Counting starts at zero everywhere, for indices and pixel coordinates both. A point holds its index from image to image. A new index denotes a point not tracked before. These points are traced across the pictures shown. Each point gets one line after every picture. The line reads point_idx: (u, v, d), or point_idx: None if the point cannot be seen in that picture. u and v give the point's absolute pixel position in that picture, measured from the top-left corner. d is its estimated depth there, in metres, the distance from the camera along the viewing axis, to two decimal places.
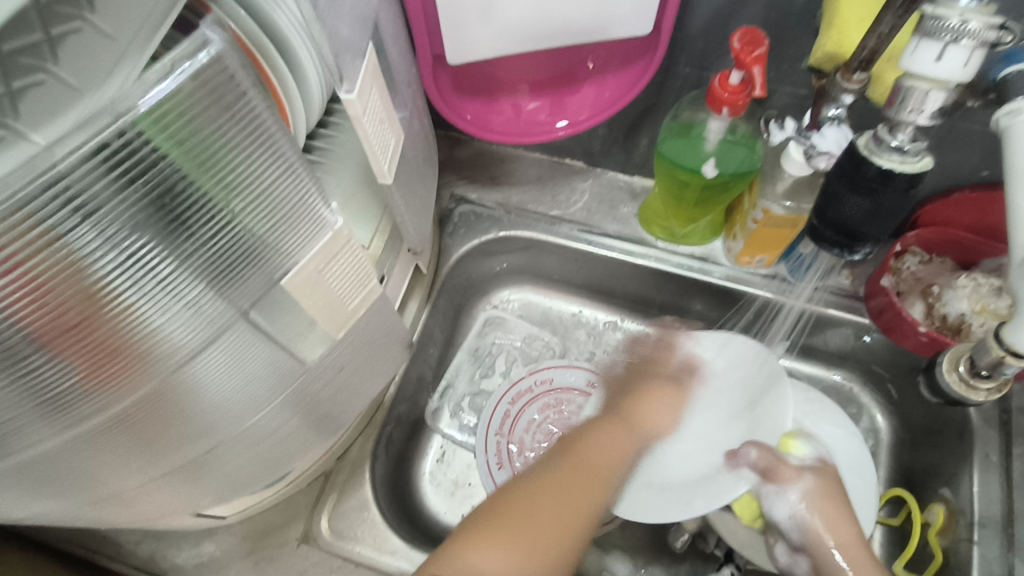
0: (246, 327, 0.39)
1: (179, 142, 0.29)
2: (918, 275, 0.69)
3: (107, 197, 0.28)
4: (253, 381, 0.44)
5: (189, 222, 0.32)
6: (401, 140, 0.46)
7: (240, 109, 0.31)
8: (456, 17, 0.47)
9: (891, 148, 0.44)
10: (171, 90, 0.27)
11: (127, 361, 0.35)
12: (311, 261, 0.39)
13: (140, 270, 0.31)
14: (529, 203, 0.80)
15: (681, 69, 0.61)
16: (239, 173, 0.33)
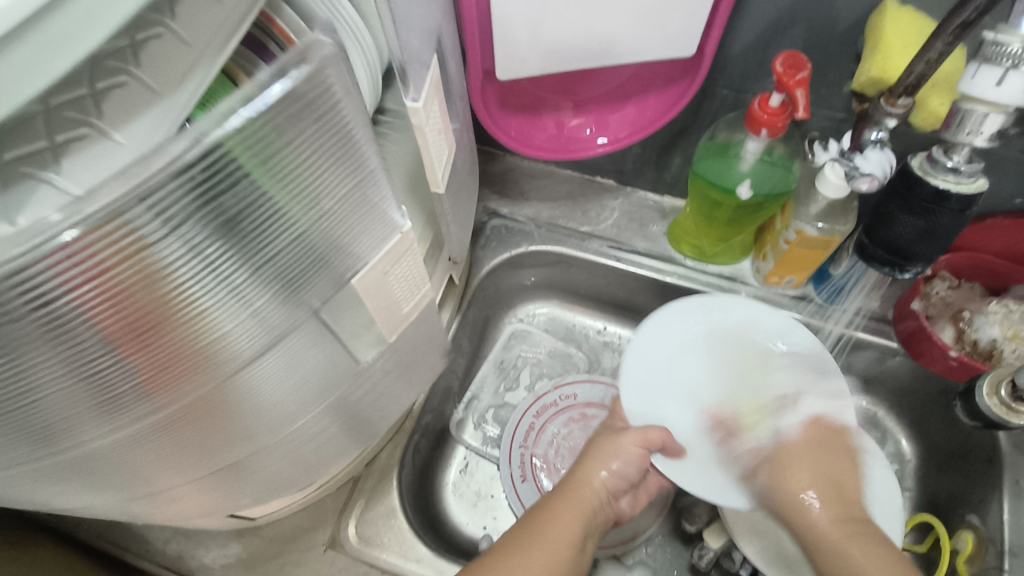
0: (310, 327, 0.41)
1: (264, 156, 0.30)
2: (947, 300, 0.69)
3: (191, 211, 0.29)
4: (309, 382, 0.45)
5: (276, 224, 0.33)
6: (453, 151, 0.47)
7: (321, 126, 0.32)
8: (509, 34, 0.49)
9: (946, 168, 0.45)
10: (269, 103, 0.28)
11: (191, 362, 0.36)
12: (376, 263, 0.41)
13: (228, 269, 0.33)
14: (560, 219, 0.82)
15: (720, 91, 0.62)
16: (313, 185, 0.33)
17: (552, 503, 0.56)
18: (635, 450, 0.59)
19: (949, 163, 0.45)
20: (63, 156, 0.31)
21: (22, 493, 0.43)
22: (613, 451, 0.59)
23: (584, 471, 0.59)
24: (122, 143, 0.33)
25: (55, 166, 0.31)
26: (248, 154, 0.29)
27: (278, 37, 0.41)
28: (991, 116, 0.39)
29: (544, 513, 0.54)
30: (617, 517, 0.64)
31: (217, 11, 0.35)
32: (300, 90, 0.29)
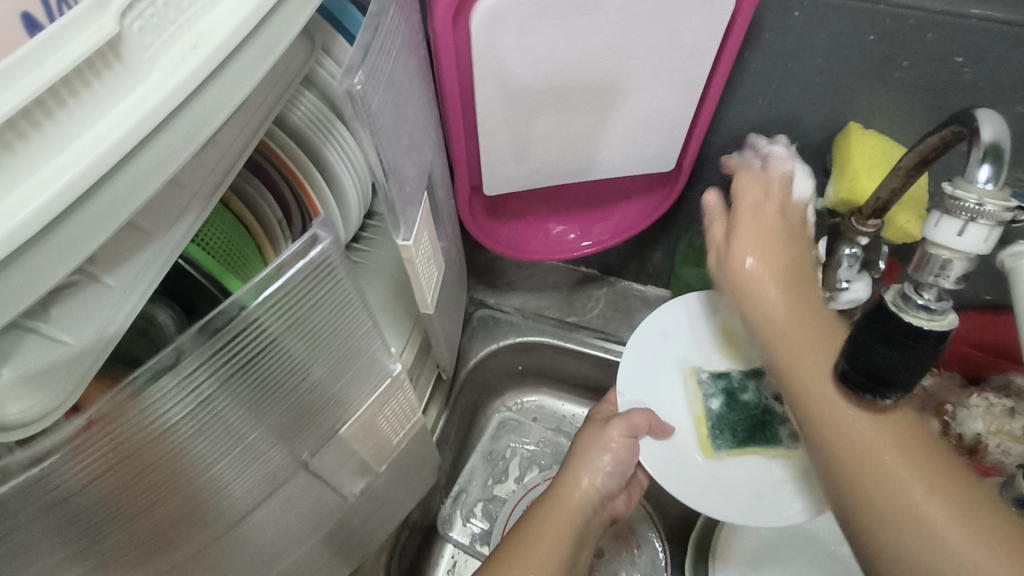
0: (305, 469, 0.42)
1: (277, 327, 0.32)
2: (929, 391, 0.70)
3: (204, 384, 0.31)
4: (296, 523, 0.45)
5: (278, 384, 0.35)
6: (442, 271, 0.48)
7: (330, 297, 0.34)
8: (496, 158, 0.51)
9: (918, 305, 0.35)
10: (285, 284, 0.30)
11: (188, 519, 0.36)
12: (368, 408, 0.43)
13: (229, 428, 0.35)
14: (546, 309, 0.83)
15: (698, 196, 0.64)
16: (315, 345, 0.36)
17: (542, 513, 0.58)
18: (621, 442, 0.60)
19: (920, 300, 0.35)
20: (52, 305, 0.33)
21: None
22: (603, 444, 0.60)
23: (572, 473, 0.61)
24: (113, 286, 0.35)
25: (43, 315, 0.33)
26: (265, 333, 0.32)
27: (272, 159, 0.45)
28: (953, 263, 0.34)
29: (536, 521, 0.57)
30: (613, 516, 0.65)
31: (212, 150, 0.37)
32: (318, 273, 0.32)
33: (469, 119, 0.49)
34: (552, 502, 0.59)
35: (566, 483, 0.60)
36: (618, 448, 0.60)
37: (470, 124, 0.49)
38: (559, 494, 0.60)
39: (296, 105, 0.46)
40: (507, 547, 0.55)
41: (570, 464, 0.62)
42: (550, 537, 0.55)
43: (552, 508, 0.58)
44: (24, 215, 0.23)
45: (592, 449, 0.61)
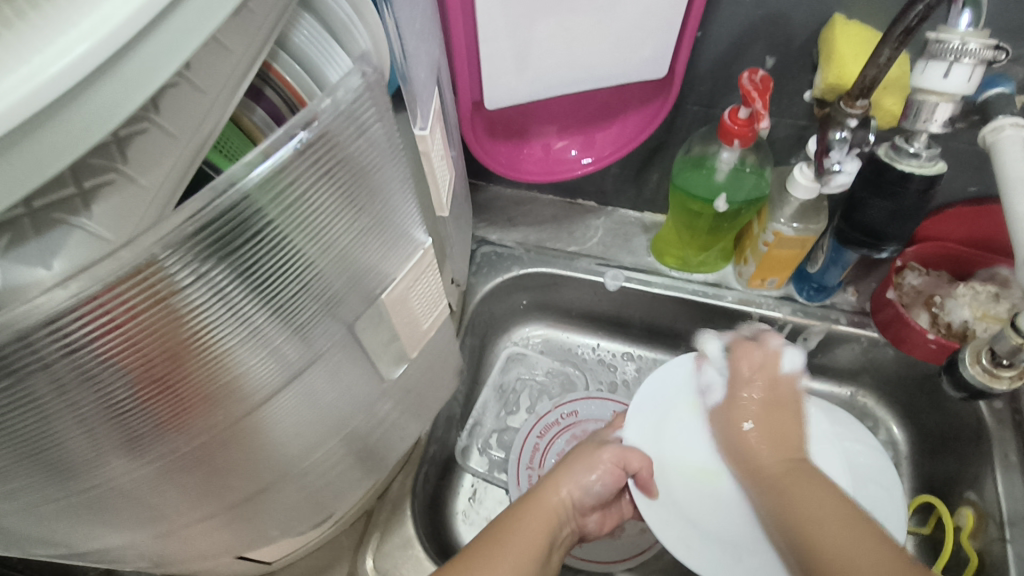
0: (329, 356, 0.43)
1: (284, 200, 0.33)
2: (918, 289, 0.73)
3: (215, 258, 0.32)
4: (327, 412, 0.46)
5: (292, 264, 0.36)
6: (453, 176, 0.50)
7: (331, 173, 0.35)
8: (497, 67, 0.52)
9: (909, 154, 0.49)
10: (286, 157, 0.31)
11: (213, 402, 0.37)
12: (405, 276, 0.44)
13: (247, 308, 0.35)
14: (547, 241, 0.84)
15: (690, 108, 0.66)
16: (320, 228, 0.36)
17: (520, 515, 0.59)
18: (614, 471, 0.63)
19: (911, 150, 0.49)
20: (92, 202, 0.31)
21: (45, 534, 0.42)
22: (592, 463, 0.63)
23: (556, 479, 0.63)
24: (148, 186, 0.33)
25: (85, 213, 0.31)
26: (269, 203, 0.32)
27: (275, 80, 0.40)
28: (942, 104, 0.44)
29: (511, 523, 0.58)
30: (584, 534, 0.66)
31: (227, 58, 0.34)
32: (314, 142, 0.32)
33: (469, 27, 0.50)
34: (534, 500, 0.60)
35: (552, 486, 0.62)
36: (605, 470, 0.63)
37: (470, 31, 0.50)
38: (543, 493, 0.61)
39: (297, 28, 0.39)
40: (486, 537, 0.56)
41: (553, 474, 0.63)
42: (526, 538, 0.56)
43: (532, 505, 0.59)
44: (61, 65, 0.23)
45: (580, 465, 0.63)
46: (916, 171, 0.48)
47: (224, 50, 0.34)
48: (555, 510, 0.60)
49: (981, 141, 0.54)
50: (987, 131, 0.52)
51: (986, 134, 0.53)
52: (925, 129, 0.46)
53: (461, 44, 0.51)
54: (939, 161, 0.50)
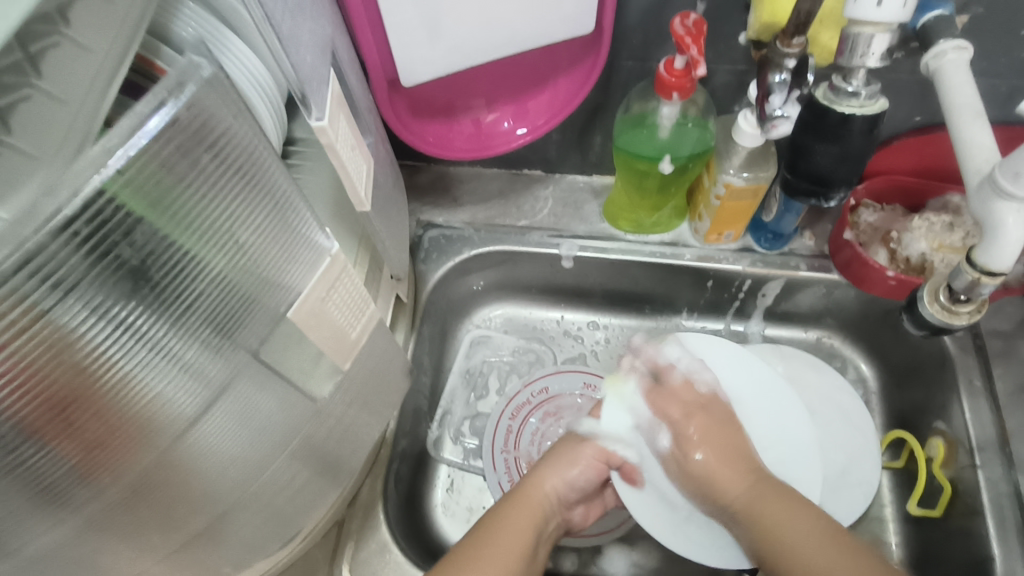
0: (255, 371, 0.37)
1: (158, 193, 0.28)
2: (874, 225, 0.72)
3: (84, 270, 0.27)
4: (265, 432, 0.40)
5: (190, 269, 0.31)
6: (371, 165, 0.46)
7: (212, 154, 0.30)
8: (407, 40, 0.47)
9: (848, 94, 0.46)
10: (148, 138, 0.26)
11: (131, 437, 0.32)
12: (313, 290, 0.38)
13: (146, 325, 0.30)
14: (496, 218, 0.81)
15: (625, 63, 0.62)
16: (212, 218, 0.31)
17: (509, 508, 0.57)
18: (597, 464, 0.61)
19: (850, 89, 0.46)
20: None
21: None
22: (575, 458, 0.61)
23: (539, 476, 0.60)
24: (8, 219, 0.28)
25: None
26: (141, 194, 0.27)
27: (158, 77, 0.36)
28: (878, 36, 0.40)
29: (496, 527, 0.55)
30: (570, 527, 0.63)
31: (88, 60, 0.31)
32: (183, 117, 0.27)
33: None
34: (520, 497, 0.58)
35: (535, 483, 0.59)
36: (589, 466, 0.61)
37: (371, 4, 0.46)
38: (527, 490, 0.59)
39: (179, 19, 0.38)
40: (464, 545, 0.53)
41: (540, 468, 0.61)
42: (511, 536, 0.54)
43: (520, 505, 0.57)
44: None
45: (563, 462, 0.61)
46: (858, 111, 0.45)
47: (81, 48, 0.31)
48: (541, 508, 0.58)
49: (924, 69, 0.51)
50: (928, 57, 0.50)
51: (928, 60, 0.50)
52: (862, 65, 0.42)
53: (363, 22, 0.47)
54: (878, 98, 0.47)
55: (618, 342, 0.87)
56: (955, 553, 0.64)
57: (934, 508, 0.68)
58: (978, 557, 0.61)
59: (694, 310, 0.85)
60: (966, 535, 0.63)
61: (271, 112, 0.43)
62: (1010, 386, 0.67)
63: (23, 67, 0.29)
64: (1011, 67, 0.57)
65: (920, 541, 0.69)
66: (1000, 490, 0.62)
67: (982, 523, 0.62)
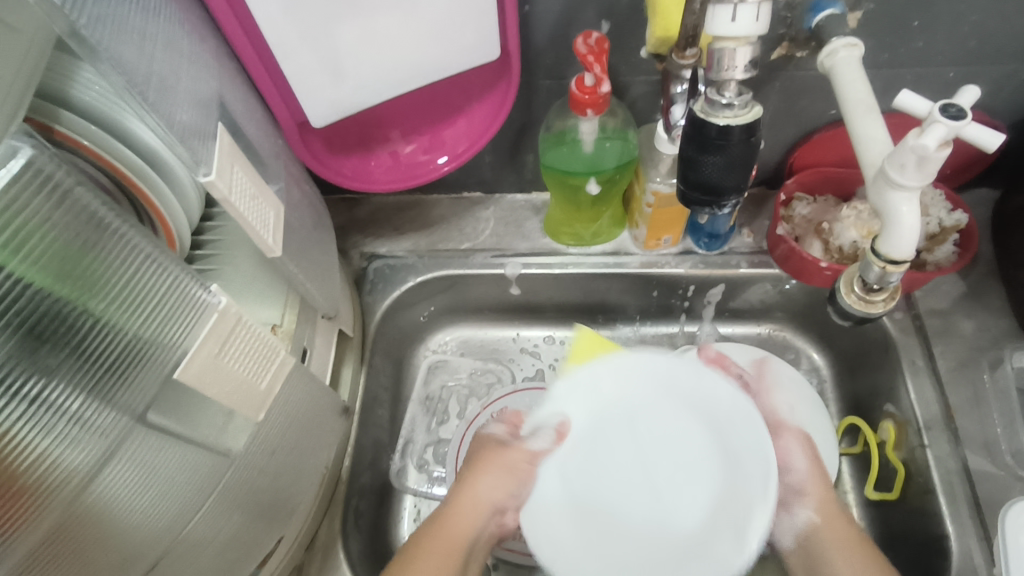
0: (150, 424, 0.37)
1: (12, 253, 0.28)
2: (808, 218, 0.74)
3: None
4: (170, 487, 0.40)
5: (59, 327, 0.30)
6: (281, 211, 0.46)
7: (68, 211, 0.30)
8: (308, 82, 0.48)
9: (722, 106, 0.45)
10: (3, 182, 0.26)
11: (20, 508, 0.31)
12: (203, 345, 0.37)
13: (18, 388, 0.29)
14: (439, 243, 0.81)
15: (542, 83, 0.63)
16: (75, 274, 0.31)
17: (437, 521, 0.58)
18: (525, 468, 0.61)
19: (723, 101, 0.45)
20: None
21: None
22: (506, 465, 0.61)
23: (465, 489, 0.60)
24: None
25: None
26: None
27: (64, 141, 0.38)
28: (740, 49, 0.41)
29: (431, 535, 0.56)
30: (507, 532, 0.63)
31: None
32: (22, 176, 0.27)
33: (260, 46, 0.46)
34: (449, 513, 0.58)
35: (460, 500, 0.59)
36: (517, 470, 0.61)
37: (266, 51, 0.46)
38: (450, 510, 0.59)
39: (81, 82, 0.38)
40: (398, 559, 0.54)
41: (467, 475, 0.61)
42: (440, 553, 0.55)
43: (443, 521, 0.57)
44: None
45: (489, 471, 0.60)
46: (734, 122, 0.45)
47: None
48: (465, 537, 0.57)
49: (821, 66, 0.53)
50: (823, 56, 0.51)
51: (823, 59, 0.52)
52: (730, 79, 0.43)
53: (259, 68, 0.47)
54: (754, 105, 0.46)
55: None
56: (914, 533, 0.65)
57: (890, 490, 0.69)
58: (933, 535, 0.62)
59: (646, 315, 0.86)
60: (922, 515, 0.64)
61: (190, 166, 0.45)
62: (951, 363, 0.68)
63: None
64: (910, 56, 0.58)
65: (881, 524, 0.70)
66: (949, 468, 0.63)
67: (935, 502, 0.62)
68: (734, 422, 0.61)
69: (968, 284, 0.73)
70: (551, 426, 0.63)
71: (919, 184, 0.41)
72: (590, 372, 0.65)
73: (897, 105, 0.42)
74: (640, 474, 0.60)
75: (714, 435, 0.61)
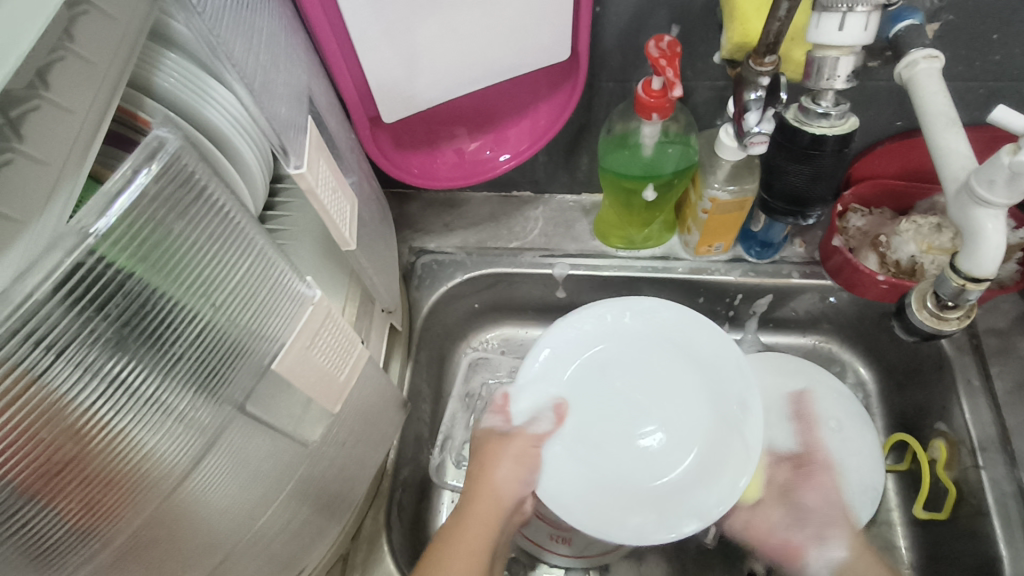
0: (247, 416, 0.38)
1: (138, 253, 0.29)
2: (863, 230, 0.73)
3: (75, 332, 0.27)
4: (258, 477, 0.41)
5: (176, 324, 0.31)
6: (355, 206, 0.46)
7: (191, 211, 0.31)
8: (385, 78, 0.48)
9: (818, 115, 0.47)
10: (134, 198, 0.28)
11: (127, 492, 0.32)
12: (297, 340, 0.38)
13: (135, 381, 0.30)
14: (487, 241, 0.81)
15: (605, 85, 0.63)
16: (194, 272, 0.32)
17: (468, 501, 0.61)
18: (531, 453, 0.60)
19: (819, 110, 0.47)
20: None
21: None
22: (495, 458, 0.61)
23: (483, 475, 0.61)
24: None
25: None
26: (123, 257, 0.28)
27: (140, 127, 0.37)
28: (843, 58, 0.41)
29: (461, 521, 0.59)
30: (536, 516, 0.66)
31: (70, 122, 0.32)
32: (157, 183, 0.29)
33: (342, 42, 0.46)
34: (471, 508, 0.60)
35: (480, 489, 0.61)
36: (512, 462, 0.60)
37: (347, 46, 0.46)
38: (479, 495, 0.61)
39: (161, 70, 0.38)
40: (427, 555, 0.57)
41: (481, 466, 0.62)
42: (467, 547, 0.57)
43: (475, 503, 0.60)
44: None
45: (498, 458, 0.61)
46: (830, 132, 0.47)
47: (61, 109, 0.31)
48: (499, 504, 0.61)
49: (898, 78, 0.52)
50: (900, 66, 0.50)
51: (899, 70, 0.50)
52: (829, 87, 0.42)
53: (339, 61, 0.47)
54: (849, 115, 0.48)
55: None
56: (965, 555, 0.64)
57: (939, 510, 0.68)
58: (986, 559, 0.61)
59: None
60: (974, 538, 0.63)
61: (260, 159, 0.44)
62: (1009, 383, 0.67)
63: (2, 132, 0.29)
64: (987, 70, 0.57)
65: (929, 545, 0.69)
66: (1005, 490, 0.62)
67: (989, 525, 0.61)
68: (723, 367, 0.62)
69: None
70: (546, 408, 0.61)
71: (1008, 202, 0.41)
72: (541, 343, 0.63)
73: (991, 120, 0.40)
74: (643, 420, 0.60)
75: (700, 376, 0.62)
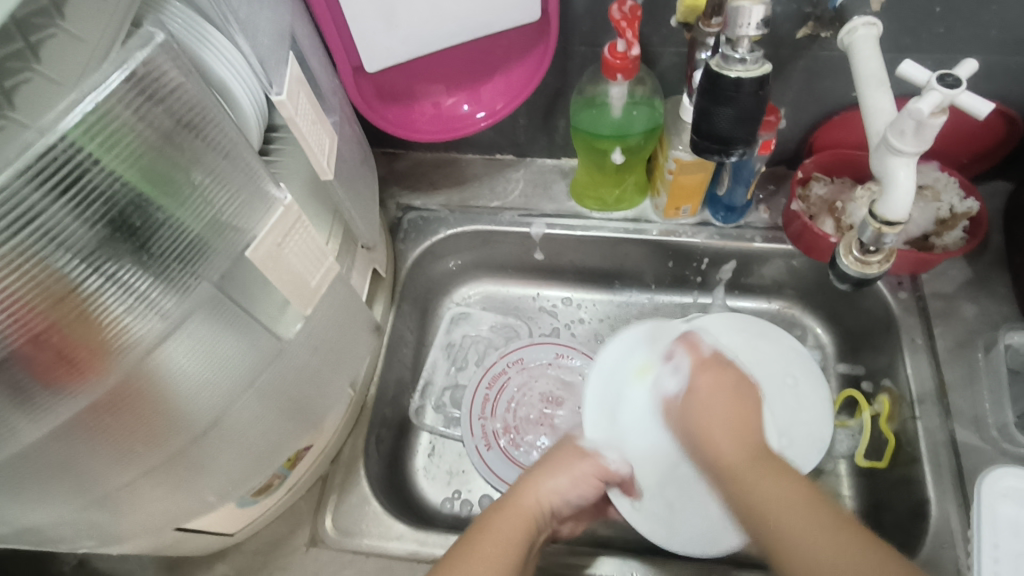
0: (211, 306, 0.43)
1: (107, 142, 0.33)
2: (824, 197, 0.77)
3: (51, 206, 0.32)
4: (227, 366, 0.46)
5: (142, 211, 0.36)
6: (333, 140, 0.53)
7: (158, 112, 0.35)
8: (366, 29, 0.53)
9: (736, 61, 0.49)
10: (104, 99, 0.32)
11: (98, 356, 0.37)
12: (267, 236, 0.44)
13: (104, 259, 0.35)
14: (470, 200, 0.86)
15: (576, 49, 0.68)
16: (158, 167, 0.36)
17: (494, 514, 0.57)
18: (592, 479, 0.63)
19: (737, 56, 0.49)
20: None
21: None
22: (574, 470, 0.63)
23: (533, 481, 0.61)
24: None
25: None
26: (92, 143, 0.32)
27: None
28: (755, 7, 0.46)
29: (496, 511, 0.58)
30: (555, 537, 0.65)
31: (81, 48, 0.35)
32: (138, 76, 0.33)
33: None
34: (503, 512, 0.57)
35: (526, 491, 0.60)
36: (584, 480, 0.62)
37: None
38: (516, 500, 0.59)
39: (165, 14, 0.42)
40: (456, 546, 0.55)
41: (531, 476, 0.62)
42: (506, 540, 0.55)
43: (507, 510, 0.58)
44: None
45: (559, 469, 0.62)
46: (745, 75, 0.49)
47: (73, 36, 0.35)
48: (532, 514, 0.58)
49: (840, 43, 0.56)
50: (842, 33, 0.55)
51: (842, 36, 0.55)
52: (743, 35, 0.47)
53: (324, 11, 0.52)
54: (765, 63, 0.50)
55: (591, 317, 0.91)
56: (899, 499, 0.68)
57: (880, 459, 0.73)
58: (916, 501, 0.65)
59: (660, 284, 0.90)
60: (908, 482, 0.67)
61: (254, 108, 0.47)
62: (950, 342, 0.71)
63: (24, 53, 0.33)
64: (932, 42, 0.61)
65: (870, 493, 0.73)
66: (937, 438, 0.67)
67: (920, 469, 0.66)
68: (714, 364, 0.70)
69: (976, 270, 0.76)
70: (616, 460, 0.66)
71: (916, 150, 0.45)
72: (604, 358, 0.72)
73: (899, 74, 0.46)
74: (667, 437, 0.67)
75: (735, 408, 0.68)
